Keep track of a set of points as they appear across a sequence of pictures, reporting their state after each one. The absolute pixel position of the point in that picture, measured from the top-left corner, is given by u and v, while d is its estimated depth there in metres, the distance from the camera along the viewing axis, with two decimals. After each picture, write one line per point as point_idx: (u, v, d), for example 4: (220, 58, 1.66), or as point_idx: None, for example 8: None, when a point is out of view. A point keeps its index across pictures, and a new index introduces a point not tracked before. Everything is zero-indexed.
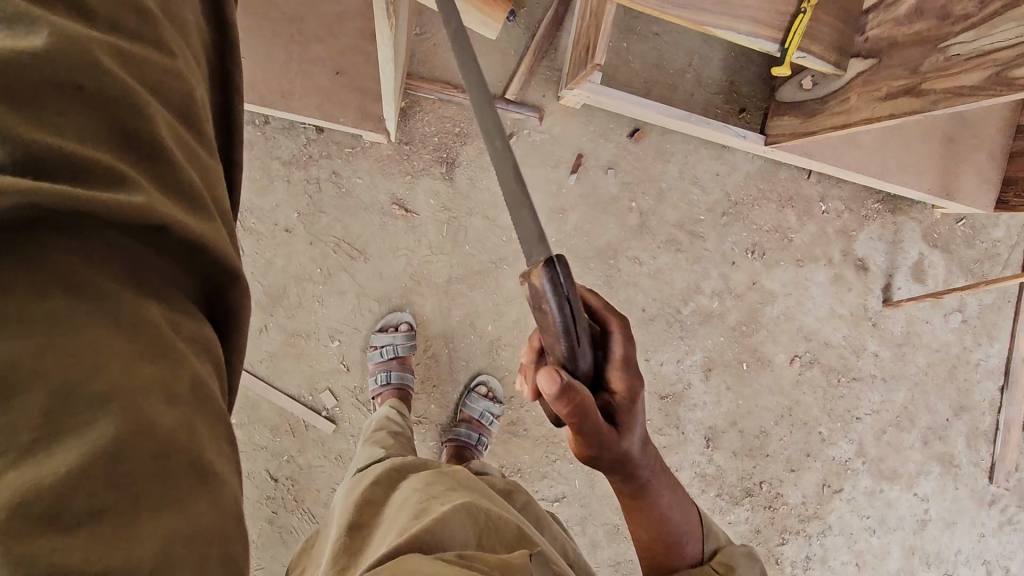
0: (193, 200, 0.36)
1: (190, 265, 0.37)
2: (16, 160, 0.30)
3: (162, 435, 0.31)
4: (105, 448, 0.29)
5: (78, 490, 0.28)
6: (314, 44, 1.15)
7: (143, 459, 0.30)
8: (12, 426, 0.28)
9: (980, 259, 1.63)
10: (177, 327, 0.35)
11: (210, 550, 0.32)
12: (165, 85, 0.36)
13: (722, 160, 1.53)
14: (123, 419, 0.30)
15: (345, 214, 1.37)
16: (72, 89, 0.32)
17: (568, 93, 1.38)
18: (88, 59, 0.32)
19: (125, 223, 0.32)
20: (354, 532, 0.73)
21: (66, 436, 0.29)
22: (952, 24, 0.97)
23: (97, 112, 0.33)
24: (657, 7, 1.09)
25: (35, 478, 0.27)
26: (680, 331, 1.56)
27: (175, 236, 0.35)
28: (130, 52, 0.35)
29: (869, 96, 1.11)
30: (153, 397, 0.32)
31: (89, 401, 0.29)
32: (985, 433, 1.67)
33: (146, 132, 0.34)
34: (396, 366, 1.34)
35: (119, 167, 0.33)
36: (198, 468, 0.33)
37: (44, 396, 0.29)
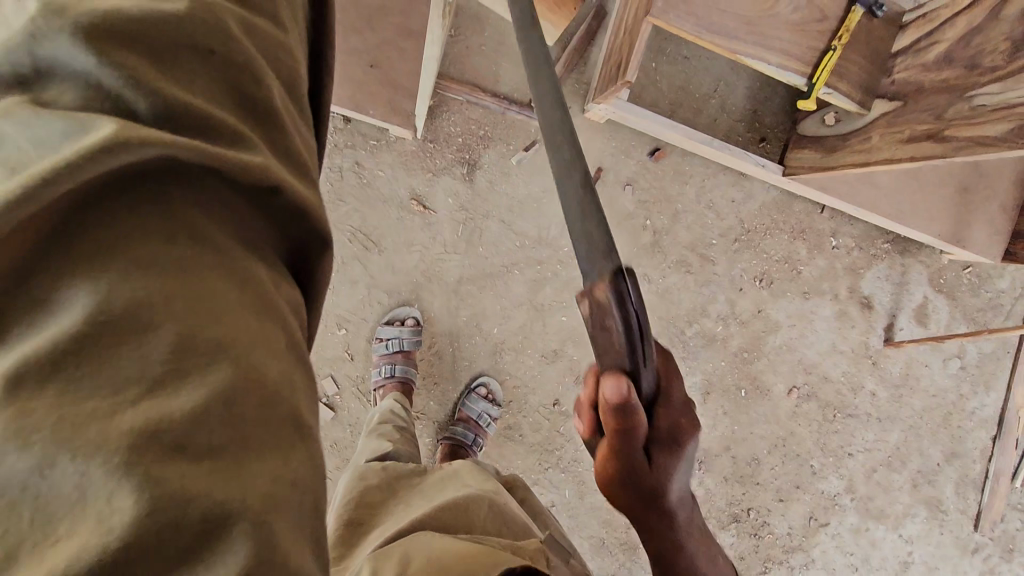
0: (295, 162, 0.37)
1: (289, 230, 0.36)
2: (153, 109, 0.30)
3: (271, 389, 0.30)
4: (223, 396, 0.28)
5: (199, 431, 0.27)
6: (351, 35, 1.14)
7: (254, 411, 0.29)
8: (140, 362, 0.27)
9: (983, 308, 1.65)
10: (277, 285, 0.34)
11: (307, 506, 0.30)
12: (277, 59, 0.37)
13: (740, 187, 1.55)
14: (238, 362, 0.29)
15: (364, 205, 1.38)
16: (204, 51, 0.33)
17: (594, 107, 1.39)
18: (221, 25, 0.34)
19: (243, 180, 0.33)
20: (354, 531, 0.73)
21: (193, 371, 0.28)
22: (979, 75, 0.97)
23: (223, 73, 0.34)
24: (692, 31, 1.10)
25: (165, 411, 0.26)
26: (682, 352, 1.57)
27: (283, 200, 0.35)
28: (254, 25, 0.36)
29: (892, 138, 1.13)
30: (264, 351, 0.31)
31: (211, 340, 0.29)
32: (974, 481, 1.68)
33: (263, 100, 0.35)
34: (401, 360, 1.35)
35: (240, 126, 0.33)
36: (299, 427, 0.31)
37: (170, 331, 0.28)
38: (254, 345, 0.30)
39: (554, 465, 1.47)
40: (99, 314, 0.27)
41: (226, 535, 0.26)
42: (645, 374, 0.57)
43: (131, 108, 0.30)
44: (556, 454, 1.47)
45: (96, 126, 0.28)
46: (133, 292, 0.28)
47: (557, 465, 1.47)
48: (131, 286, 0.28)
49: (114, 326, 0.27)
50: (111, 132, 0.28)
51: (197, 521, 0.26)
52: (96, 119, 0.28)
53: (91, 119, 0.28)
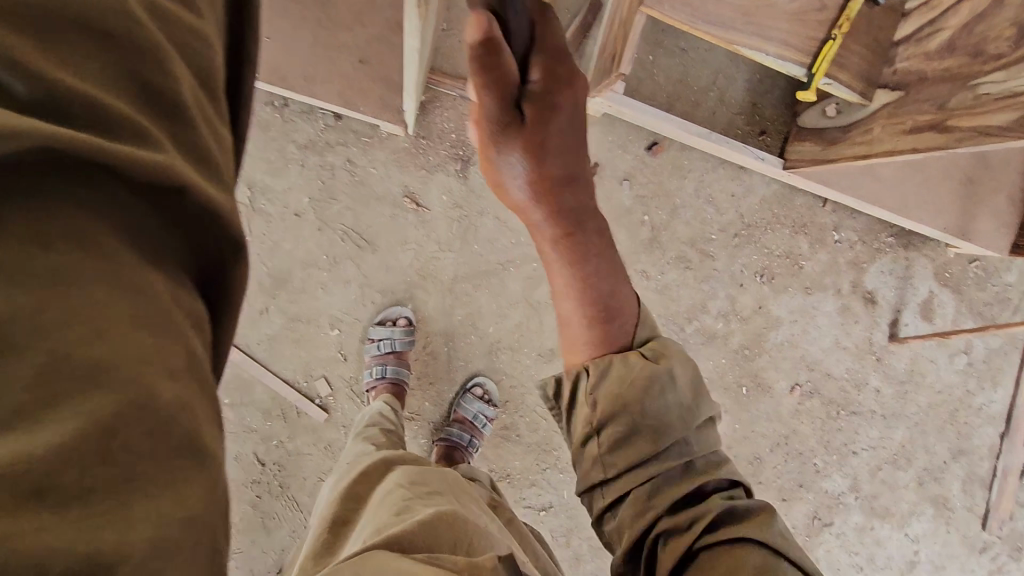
0: (205, 162, 0.34)
1: (200, 238, 0.34)
2: (34, 91, 0.28)
3: (160, 412, 0.29)
4: (96, 425, 0.27)
5: (69, 463, 0.26)
6: (341, 32, 1.10)
7: (136, 436, 0.28)
8: (5, 385, 0.26)
9: (990, 303, 1.62)
10: (180, 297, 0.32)
11: (202, 538, 0.30)
12: (193, 50, 0.35)
13: (739, 181, 1.52)
14: (118, 389, 0.28)
15: (357, 203, 1.36)
16: (104, 37, 0.31)
17: (589, 101, 1.36)
18: (127, 13, 0.32)
19: (138, 177, 0.30)
20: (337, 530, 0.71)
21: (65, 399, 0.26)
22: (983, 63, 0.94)
23: (121, 58, 0.31)
24: (687, 22, 1.07)
25: (27, 441, 0.25)
26: (682, 349, 1.55)
27: (189, 203, 0.32)
28: (161, 9, 0.34)
29: (893, 129, 1.10)
30: (153, 369, 0.29)
31: (90, 364, 0.27)
32: (982, 478, 1.65)
33: (172, 95, 0.33)
34: (394, 360, 1.33)
35: (142, 122, 0.31)
36: (194, 447, 0.30)
37: (37, 359, 0.26)
38: (146, 365, 0.29)
39: (552, 465, 1.45)
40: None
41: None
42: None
43: (6, 86, 0.27)
44: (554, 455, 1.45)
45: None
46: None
47: (555, 465, 1.45)
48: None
49: None
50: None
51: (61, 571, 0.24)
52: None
53: None
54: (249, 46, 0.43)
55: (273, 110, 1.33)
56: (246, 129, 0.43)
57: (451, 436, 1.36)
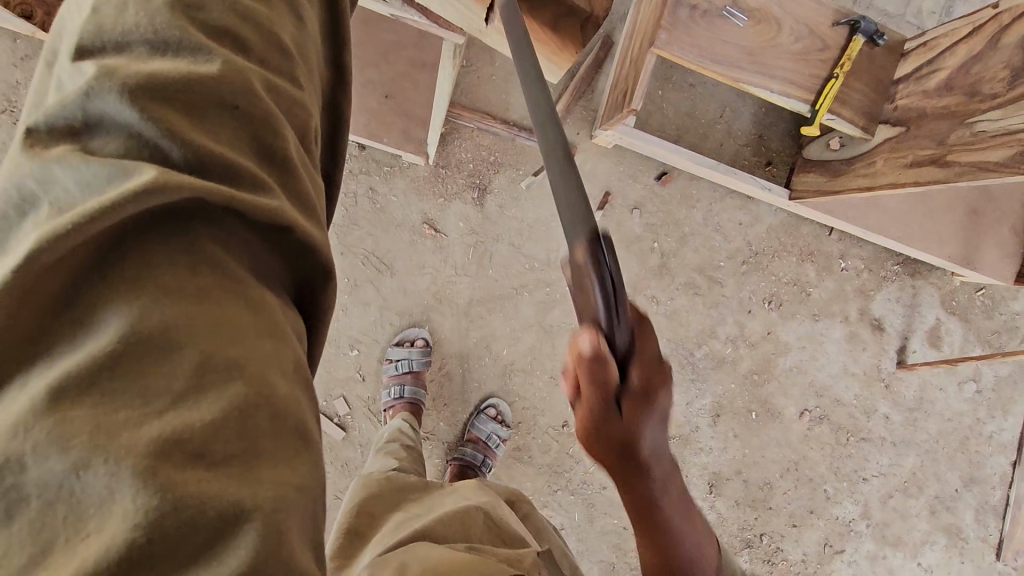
0: (305, 204, 0.38)
1: (294, 262, 0.38)
2: (187, 158, 0.32)
3: (280, 401, 0.32)
4: (236, 408, 0.30)
5: (219, 438, 0.29)
6: (370, 68, 1.16)
7: (265, 419, 0.31)
8: (169, 373, 0.29)
9: (997, 331, 1.64)
10: (285, 314, 0.36)
11: (310, 507, 0.31)
12: (294, 115, 0.38)
13: (746, 211, 1.56)
14: (251, 378, 0.31)
15: (377, 229, 1.42)
16: (231, 109, 0.35)
17: (602, 133, 1.41)
18: (247, 86, 0.35)
19: (259, 218, 0.35)
20: (352, 539, 0.74)
21: (212, 385, 0.30)
22: (981, 102, 0.99)
23: (247, 130, 0.35)
24: (695, 60, 1.13)
25: (186, 420, 0.29)
26: (692, 374, 1.57)
27: (295, 237, 0.37)
28: (275, 84, 0.37)
29: (895, 163, 1.16)
30: (274, 368, 0.33)
31: (229, 358, 0.31)
32: (994, 508, 1.64)
33: (282, 153, 0.37)
34: (410, 381, 1.37)
35: (258, 174, 0.35)
36: (302, 431, 0.33)
37: (193, 352, 0.30)
38: (268, 364, 0.33)
39: (563, 487, 1.47)
40: (133, 335, 0.29)
41: (236, 531, 0.28)
42: (618, 332, 0.53)
43: (166, 154, 0.32)
44: (566, 476, 1.47)
45: (137, 172, 0.30)
46: (164, 312, 0.30)
47: (566, 487, 1.47)
48: (161, 308, 0.30)
49: (146, 342, 0.29)
50: (151, 176, 0.30)
51: (214, 520, 0.27)
52: (136, 165, 0.31)
53: (133, 164, 0.31)
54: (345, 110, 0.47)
55: None
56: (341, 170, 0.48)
57: (464, 455, 1.39)
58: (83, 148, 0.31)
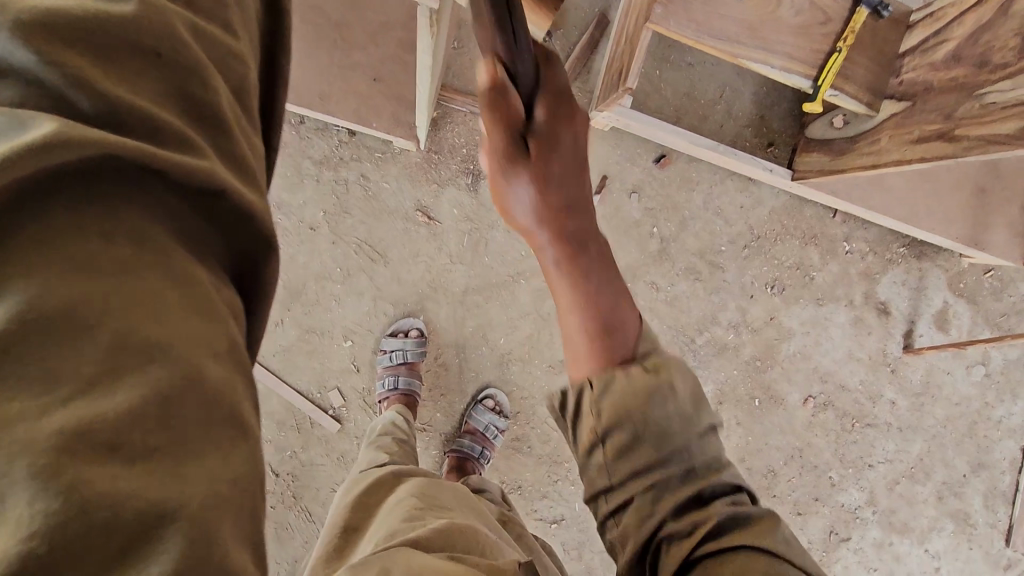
0: (242, 169, 0.35)
1: (231, 239, 0.35)
2: (98, 109, 0.30)
3: (212, 387, 0.30)
4: (159, 394, 0.28)
5: (135, 428, 0.27)
6: (357, 51, 1.13)
7: (193, 408, 0.29)
8: (76, 356, 0.27)
9: (1006, 313, 1.60)
10: (222, 288, 0.34)
11: (249, 503, 0.31)
12: (227, 66, 0.36)
13: (748, 193, 1.53)
14: (181, 362, 0.29)
15: (370, 217, 1.39)
16: (150, 53, 0.32)
17: (597, 115, 1.37)
18: (169, 29, 0.33)
19: (189, 183, 0.32)
20: (348, 535, 0.72)
21: (127, 371, 0.28)
22: (990, 72, 0.95)
23: (168, 79, 0.32)
24: (692, 36, 1.09)
25: (96, 411, 0.26)
26: (693, 361, 1.54)
27: (229, 205, 0.34)
28: (204, 30, 0.35)
29: (901, 139, 1.12)
30: (203, 349, 0.31)
31: (149, 337, 0.29)
32: (1003, 493, 1.62)
33: (211, 105, 0.34)
34: (406, 371, 1.35)
35: (187, 132, 0.32)
36: (241, 424, 0.32)
37: (107, 332, 0.28)
38: (198, 345, 0.30)
39: (563, 477, 1.45)
40: (33, 311, 0.26)
41: (160, 531, 0.26)
42: None
43: (72, 103, 0.29)
44: (565, 466, 1.45)
45: (33, 125, 0.27)
46: (71, 287, 0.27)
47: (566, 477, 1.45)
48: (68, 283, 0.27)
49: (50, 322, 0.26)
50: (50, 129, 0.27)
51: (130, 518, 0.26)
52: (36, 116, 0.28)
53: (31, 116, 0.28)
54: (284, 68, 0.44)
55: (290, 128, 1.36)
56: (279, 131, 0.44)
57: (462, 447, 1.37)
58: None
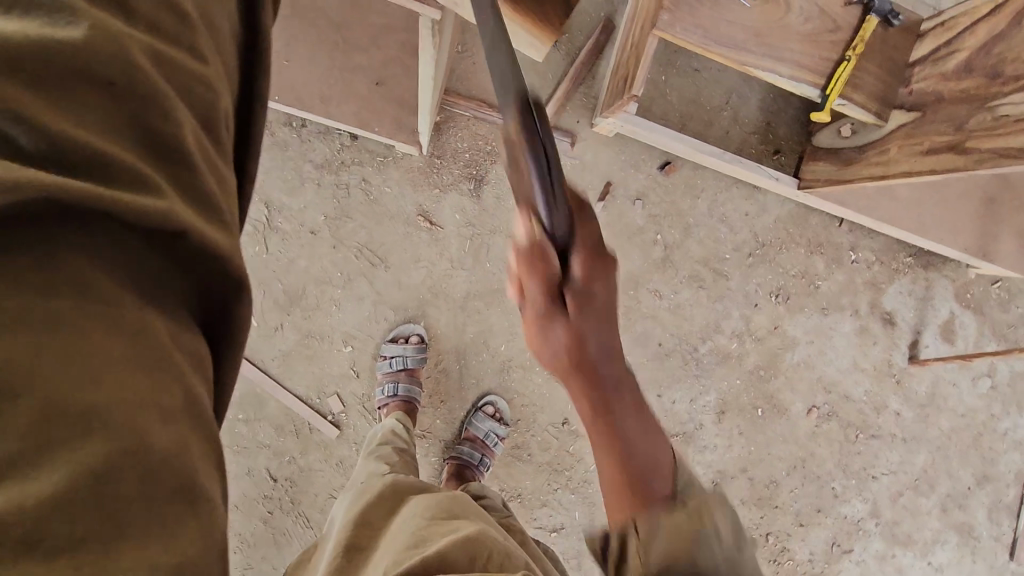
0: (205, 201, 0.33)
1: (199, 276, 0.34)
2: (41, 147, 0.28)
3: (153, 455, 0.29)
4: (88, 470, 0.27)
5: (59, 510, 0.26)
6: (357, 54, 1.12)
7: (128, 480, 0.28)
8: (3, 436, 0.26)
9: (1013, 325, 1.58)
10: (179, 335, 0.32)
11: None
12: (195, 92, 0.34)
13: (752, 201, 1.51)
14: (116, 432, 0.28)
15: (371, 221, 1.38)
16: (103, 83, 0.30)
17: (602, 122, 1.36)
18: (126, 56, 0.31)
19: (141, 224, 0.30)
20: (353, 554, 0.70)
21: (55, 449, 0.27)
22: (1002, 84, 0.93)
23: (122, 110, 0.31)
24: (699, 43, 1.07)
25: (19, 494, 0.26)
26: (696, 369, 1.53)
27: (190, 243, 0.32)
28: (167, 55, 0.33)
29: (910, 150, 1.10)
30: (148, 413, 0.29)
31: (83, 406, 0.28)
32: (1008, 506, 1.60)
33: (172, 137, 0.32)
34: (405, 378, 1.34)
35: (141, 167, 0.31)
36: (187, 490, 0.30)
37: (36, 409, 0.27)
38: (140, 410, 0.29)
39: (563, 485, 1.44)
40: None
41: None
42: (556, 219, 0.57)
43: (13, 141, 0.28)
44: (566, 474, 1.44)
45: None
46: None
47: (566, 485, 1.44)
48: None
49: None
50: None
51: None
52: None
53: None
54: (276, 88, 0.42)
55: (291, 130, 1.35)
56: (256, 160, 0.42)
57: (461, 454, 1.36)
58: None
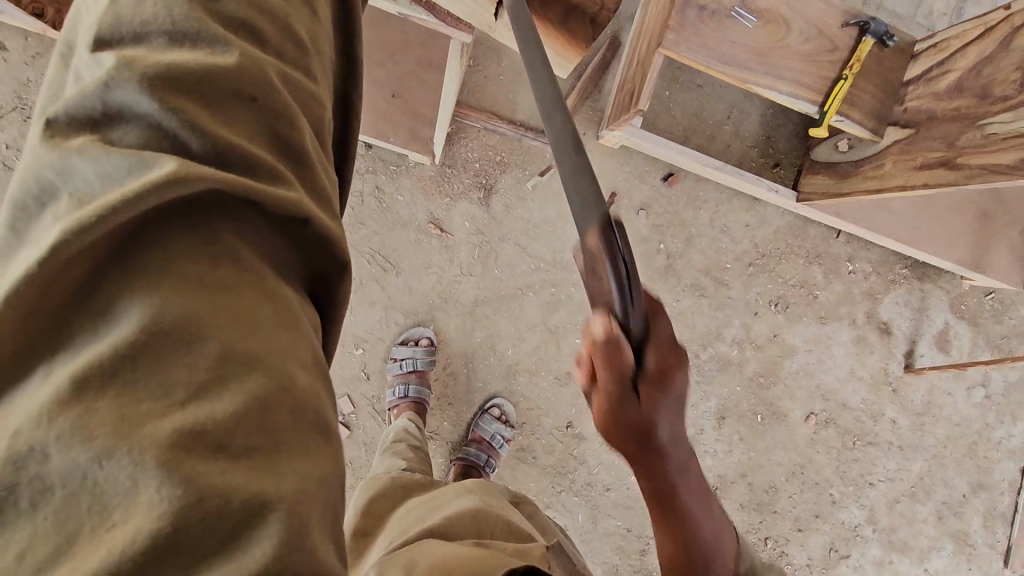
0: (320, 197, 0.38)
1: (313, 261, 0.38)
2: (207, 149, 0.33)
3: (302, 395, 0.33)
4: (257, 401, 0.31)
5: (239, 428, 0.30)
6: (376, 68, 1.16)
7: (287, 413, 0.32)
8: (191, 363, 0.29)
9: (1006, 336, 1.62)
10: (303, 305, 0.37)
11: (331, 498, 0.32)
12: (310, 108, 0.39)
13: (753, 213, 1.55)
14: (274, 371, 0.32)
15: (384, 228, 1.42)
16: (249, 99, 0.35)
17: (607, 134, 1.41)
18: (264, 76, 0.36)
19: (279, 210, 0.35)
20: (360, 539, 0.75)
21: (233, 377, 0.30)
22: (990, 104, 0.99)
23: (262, 121, 0.36)
24: (702, 61, 1.12)
25: (208, 411, 0.29)
26: (697, 376, 1.57)
27: (311, 229, 0.37)
28: (292, 77, 0.38)
29: (904, 165, 1.15)
30: (294, 360, 0.33)
31: (249, 350, 0.31)
32: (1002, 514, 1.63)
33: (297, 145, 0.37)
34: (415, 380, 1.38)
35: (280, 168, 0.35)
36: (324, 427, 0.34)
37: (215, 344, 0.30)
38: (288, 357, 0.33)
39: (567, 488, 1.47)
40: (151, 322, 0.29)
41: (262, 520, 0.28)
42: None
43: (187, 145, 0.32)
44: (570, 477, 1.47)
45: (159, 163, 0.30)
46: (184, 302, 0.30)
47: (570, 488, 1.47)
48: (182, 297, 0.30)
49: (167, 333, 0.29)
50: (171, 169, 0.30)
51: (238, 509, 0.28)
52: (156, 155, 0.31)
53: (155, 155, 0.31)
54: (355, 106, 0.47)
55: None
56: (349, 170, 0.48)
57: (468, 455, 1.39)
58: (105, 138, 0.31)
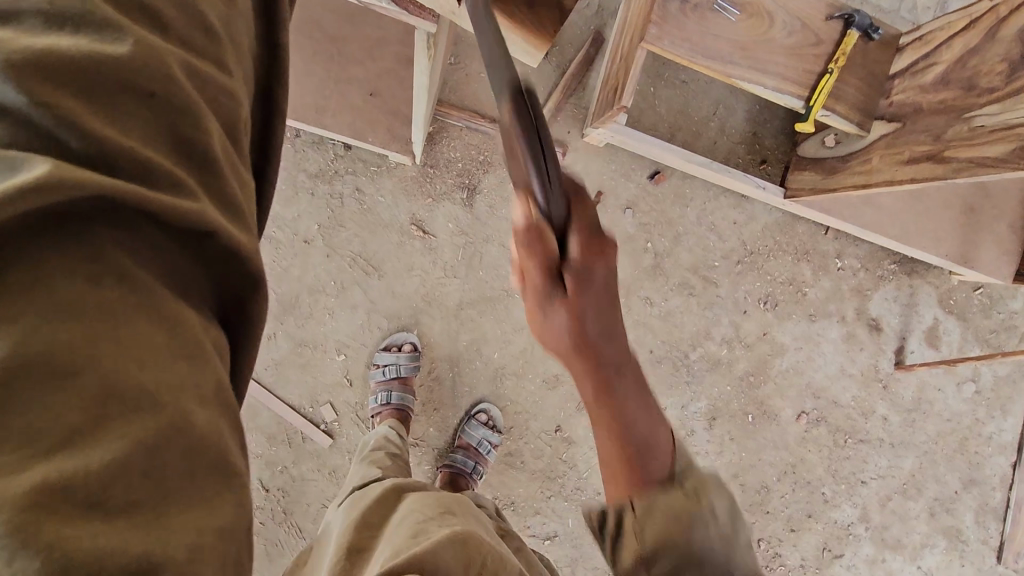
0: (231, 205, 0.36)
1: (221, 278, 0.37)
2: (88, 151, 0.31)
3: (195, 434, 0.32)
4: (138, 446, 0.30)
5: (117, 479, 0.29)
6: (352, 66, 1.13)
7: (175, 455, 0.31)
8: (64, 405, 0.28)
9: (995, 330, 1.61)
10: (207, 326, 0.36)
11: (230, 546, 0.32)
12: (220, 101, 0.37)
13: (740, 210, 1.54)
14: (162, 411, 0.31)
15: (364, 231, 1.39)
16: (146, 95, 0.33)
17: (592, 131, 1.38)
18: (163, 70, 0.33)
19: (177, 225, 0.33)
20: (355, 557, 0.69)
21: (111, 422, 0.29)
22: (978, 96, 0.97)
23: (160, 118, 0.33)
24: (685, 55, 1.10)
25: (80, 462, 0.28)
26: (687, 376, 1.54)
27: (220, 244, 0.35)
28: (201, 70, 0.36)
29: (890, 159, 1.13)
30: (189, 396, 0.32)
31: (134, 388, 0.30)
32: (995, 509, 1.62)
33: (202, 143, 0.35)
34: (398, 386, 1.34)
35: (180, 174, 0.34)
36: (222, 468, 0.33)
37: (91, 386, 0.29)
38: (182, 391, 0.32)
39: (556, 493, 1.44)
40: (18, 363, 0.28)
41: None
42: None
43: (65, 145, 0.30)
44: (559, 482, 1.44)
45: (30, 166, 0.29)
46: (59, 339, 0.29)
47: (559, 493, 1.44)
48: (54, 336, 0.29)
49: (35, 377, 0.28)
50: (45, 169, 0.29)
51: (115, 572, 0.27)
52: (26, 159, 0.29)
53: (27, 159, 0.29)
54: (279, 99, 0.45)
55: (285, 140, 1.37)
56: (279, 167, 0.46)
57: (455, 462, 1.36)
58: None
